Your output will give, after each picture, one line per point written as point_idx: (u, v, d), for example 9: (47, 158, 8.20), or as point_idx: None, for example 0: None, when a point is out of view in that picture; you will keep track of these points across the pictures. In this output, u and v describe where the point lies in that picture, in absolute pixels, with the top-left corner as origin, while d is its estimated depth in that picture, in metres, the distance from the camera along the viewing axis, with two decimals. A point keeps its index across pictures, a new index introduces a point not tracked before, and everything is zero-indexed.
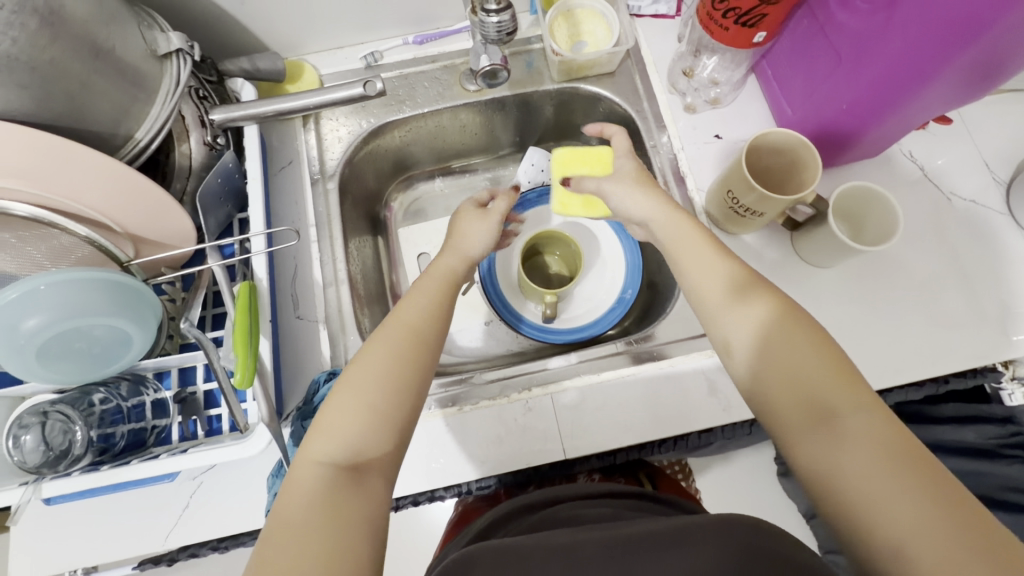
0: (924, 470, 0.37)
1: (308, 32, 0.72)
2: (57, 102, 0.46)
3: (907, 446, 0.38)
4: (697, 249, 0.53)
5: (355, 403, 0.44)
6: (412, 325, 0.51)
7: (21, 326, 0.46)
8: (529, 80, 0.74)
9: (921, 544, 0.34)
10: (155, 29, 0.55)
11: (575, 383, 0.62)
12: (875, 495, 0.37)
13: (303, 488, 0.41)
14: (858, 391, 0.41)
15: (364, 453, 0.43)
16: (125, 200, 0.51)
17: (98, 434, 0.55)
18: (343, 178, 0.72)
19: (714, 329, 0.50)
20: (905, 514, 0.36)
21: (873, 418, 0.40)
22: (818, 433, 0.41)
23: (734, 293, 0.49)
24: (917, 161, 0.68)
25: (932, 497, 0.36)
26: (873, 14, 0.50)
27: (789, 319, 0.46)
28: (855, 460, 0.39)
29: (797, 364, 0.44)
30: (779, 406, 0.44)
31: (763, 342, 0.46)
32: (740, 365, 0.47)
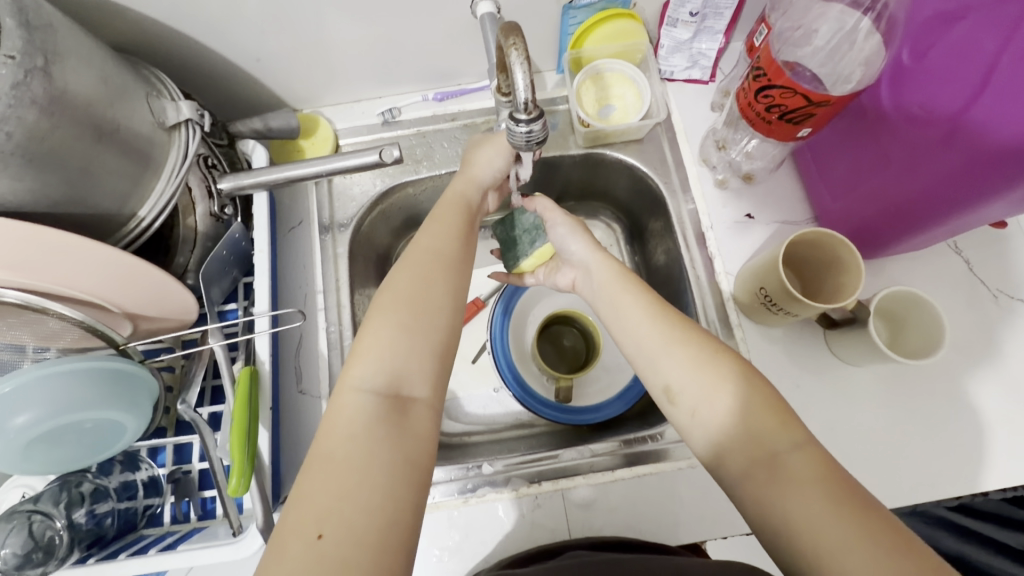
0: (866, 507, 0.36)
1: (325, 86, 0.69)
2: (56, 190, 0.44)
3: (843, 478, 0.38)
4: (632, 297, 0.50)
5: (381, 342, 0.44)
6: (432, 252, 0.51)
7: (9, 423, 0.44)
8: (553, 144, 0.71)
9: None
10: (164, 98, 0.52)
11: (588, 480, 0.59)
12: (826, 540, 0.36)
13: (345, 415, 0.41)
14: (793, 426, 0.41)
15: (404, 385, 0.43)
16: (124, 283, 0.49)
17: (87, 519, 0.52)
18: (354, 240, 0.69)
19: (653, 375, 0.47)
20: (860, 559, 0.34)
21: (810, 455, 0.39)
22: (764, 481, 0.39)
23: (675, 339, 0.46)
24: (961, 253, 0.65)
25: (877, 536, 0.35)
26: (932, 125, 0.47)
27: (727, 360, 0.44)
28: (803, 506, 0.37)
29: (740, 414, 0.42)
30: (726, 452, 0.42)
31: (701, 393, 0.44)
32: (683, 413, 0.44)
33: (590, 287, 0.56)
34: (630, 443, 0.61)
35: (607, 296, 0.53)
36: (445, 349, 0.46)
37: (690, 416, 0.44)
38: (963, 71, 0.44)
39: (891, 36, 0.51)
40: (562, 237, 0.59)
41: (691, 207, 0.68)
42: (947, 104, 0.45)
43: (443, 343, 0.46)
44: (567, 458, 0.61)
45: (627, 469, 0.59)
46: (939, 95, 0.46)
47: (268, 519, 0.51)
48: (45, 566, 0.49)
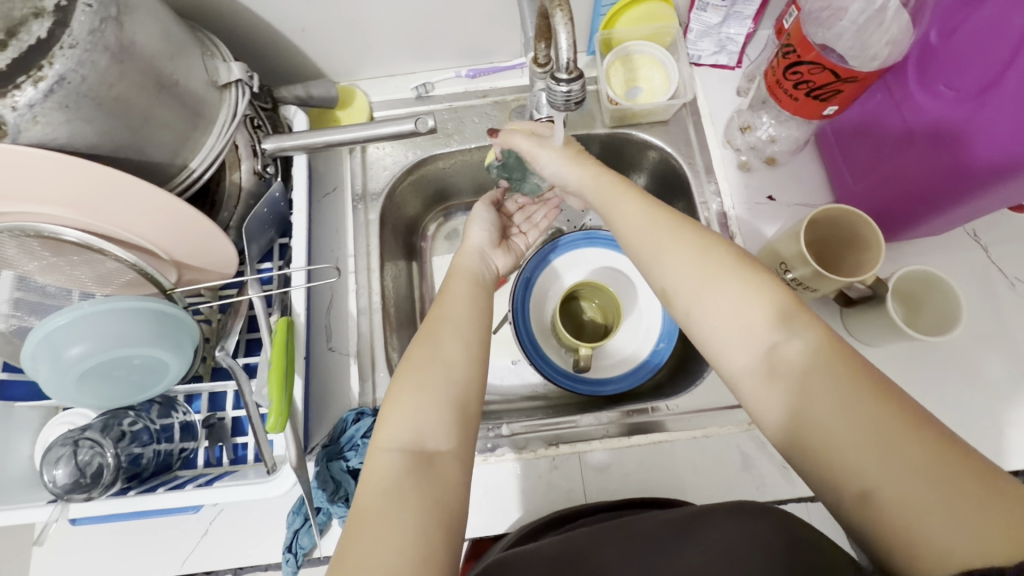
0: (876, 393, 0.37)
1: (363, 59, 0.71)
2: (119, 136, 0.46)
3: (855, 363, 0.39)
4: (626, 203, 0.53)
5: (407, 404, 0.46)
6: (452, 320, 0.53)
7: (66, 353, 0.47)
8: (581, 123, 0.72)
9: (880, 473, 0.35)
10: (217, 59, 0.55)
11: (605, 444, 0.61)
12: (835, 433, 0.37)
13: (375, 476, 0.43)
14: (801, 320, 0.42)
15: (427, 439, 0.45)
16: (173, 230, 0.51)
17: (127, 457, 0.53)
18: (384, 208, 0.72)
19: (654, 279, 0.50)
20: (864, 447, 0.36)
21: (815, 346, 0.40)
22: (770, 379, 0.41)
23: (672, 242, 0.48)
24: (981, 241, 0.66)
25: (887, 422, 0.36)
26: (960, 101, 0.48)
27: (731, 263, 0.45)
28: (810, 400, 0.39)
29: (746, 314, 0.43)
30: (733, 353, 0.43)
31: (703, 297, 0.45)
32: (685, 313, 0.47)
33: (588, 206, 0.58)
34: (628, 414, 0.62)
35: (606, 204, 0.55)
36: (463, 398, 0.48)
37: (687, 316, 0.47)
38: (989, 48, 0.45)
39: (919, 16, 0.52)
40: (555, 169, 0.60)
41: (713, 188, 0.69)
42: (976, 81, 0.47)
43: (461, 395, 0.48)
44: (585, 424, 0.62)
45: (643, 436, 0.61)
46: (968, 70, 0.47)
47: (300, 460, 0.53)
48: (90, 492, 0.51)
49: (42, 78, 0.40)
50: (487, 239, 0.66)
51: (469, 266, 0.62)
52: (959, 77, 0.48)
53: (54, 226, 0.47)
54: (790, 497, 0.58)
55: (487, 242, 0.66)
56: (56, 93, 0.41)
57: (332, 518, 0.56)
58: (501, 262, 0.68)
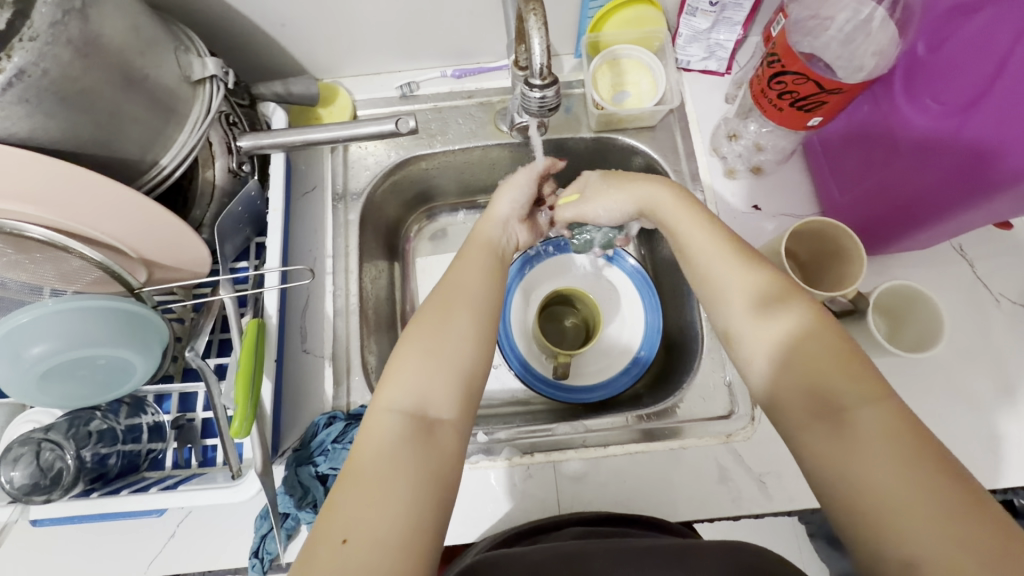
0: (943, 472, 0.35)
1: (346, 57, 0.70)
2: (85, 131, 0.45)
3: (921, 436, 0.36)
4: (694, 228, 0.52)
5: (414, 368, 0.45)
6: (471, 286, 0.51)
7: (26, 352, 0.46)
8: (566, 126, 0.71)
9: (936, 549, 0.32)
10: (191, 53, 0.53)
11: (579, 454, 0.60)
12: (884, 497, 0.35)
13: (373, 435, 0.42)
14: (868, 381, 0.40)
15: (430, 408, 0.44)
16: (142, 229, 0.50)
17: (92, 457, 0.53)
18: (365, 208, 0.70)
19: (716, 314, 0.49)
20: (921, 519, 0.33)
21: (879, 409, 0.38)
22: (826, 433, 0.39)
23: (740, 275, 0.48)
24: (966, 256, 0.65)
25: (953, 505, 0.33)
26: (947, 115, 0.47)
27: (800, 310, 0.44)
28: (864, 460, 0.36)
29: (811, 363, 0.42)
30: (788, 400, 0.42)
31: (766, 338, 0.45)
32: (747, 353, 0.46)
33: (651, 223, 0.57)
34: (643, 420, 0.63)
35: (676, 223, 0.53)
36: (471, 372, 0.46)
37: (748, 357, 0.46)
38: (979, 61, 0.44)
39: (905, 27, 0.51)
40: (609, 205, 0.60)
41: (699, 196, 0.68)
42: (964, 94, 0.46)
43: (469, 367, 0.46)
44: (561, 432, 0.62)
45: (619, 445, 0.60)
46: (958, 83, 0.46)
47: (266, 465, 0.52)
48: (49, 493, 0.49)
49: (0, 70, 0.39)
50: (516, 211, 0.61)
51: (492, 234, 0.59)
52: (948, 89, 0.47)
53: (19, 223, 0.45)
54: (765, 511, 0.57)
55: (514, 214, 0.62)
56: (15, 86, 0.39)
57: (301, 523, 0.55)
58: (524, 236, 0.64)
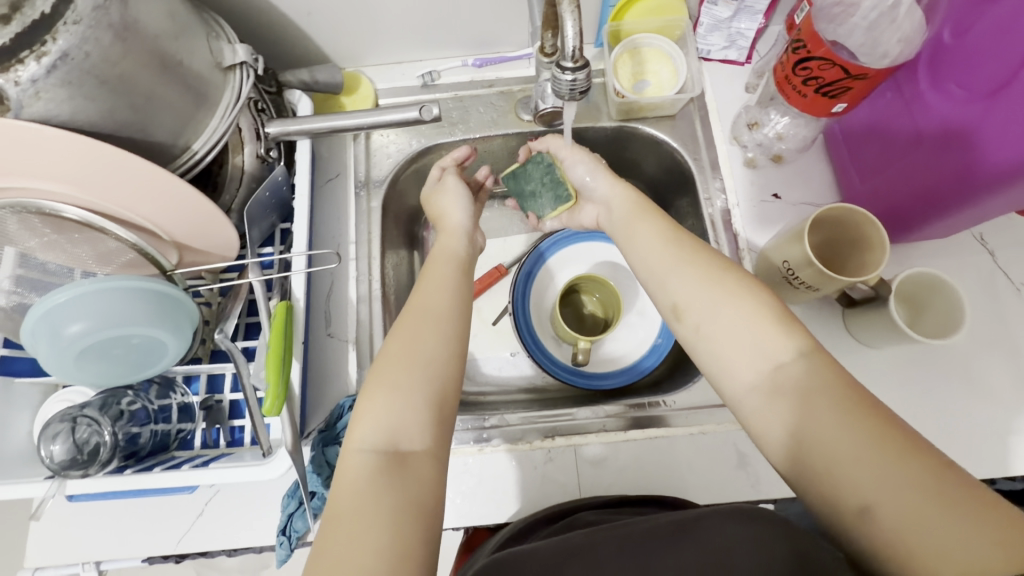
0: (873, 413, 0.38)
1: (369, 46, 0.71)
2: (122, 114, 0.46)
3: (851, 385, 0.40)
4: (644, 223, 0.55)
5: (380, 400, 0.46)
6: (434, 308, 0.52)
7: (64, 331, 0.47)
8: (587, 115, 0.72)
9: (877, 486, 0.35)
10: (222, 40, 0.54)
11: (600, 438, 0.61)
12: (832, 449, 0.37)
13: (350, 477, 0.43)
14: (803, 339, 0.43)
15: (402, 441, 0.45)
16: (173, 210, 0.51)
17: (125, 435, 0.54)
18: (387, 196, 0.71)
19: (662, 295, 0.50)
20: (859, 461, 0.36)
21: (817, 364, 0.41)
22: (772, 395, 0.42)
23: (686, 259, 0.50)
24: (987, 246, 0.65)
25: (885, 441, 0.36)
26: (970, 103, 0.47)
27: (740, 284, 0.46)
28: (811, 415, 0.39)
29: (755, 332, 0.44)
30: (736, 369, 0.44)
31: (706, 313, 0.46)
32: (691, 329, 0.47)
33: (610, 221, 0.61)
34: (632, 408, 0.63)
35: (630, 220, 0.58)
36: (439, 398, 0.47)
37: (694, 331, 0.47)
38: (1002, 49, 0.44)
39: (933, 14, 0.51)
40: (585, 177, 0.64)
41: (719, 185, 0.68)
42: (989, 81, 0.46)
43: (437, 392, 0.47)
44: (580, 417, 0.63)
45: (639, 431, 0.61)
46: (980, 72, 0.47)
47: (295, 444, 0.54)
48: (86, 468, 0.52)
49: (46, 53, 0.40)
50: (470, 220, 0.65)
51: (455, 249, 0.61)
52: (971, 77, 0.47)
53: (54, 204, 0.47)
54: (784, 496, 0.58)
55: (470, 222, 0.65)
56: (59, 69, 0.40)
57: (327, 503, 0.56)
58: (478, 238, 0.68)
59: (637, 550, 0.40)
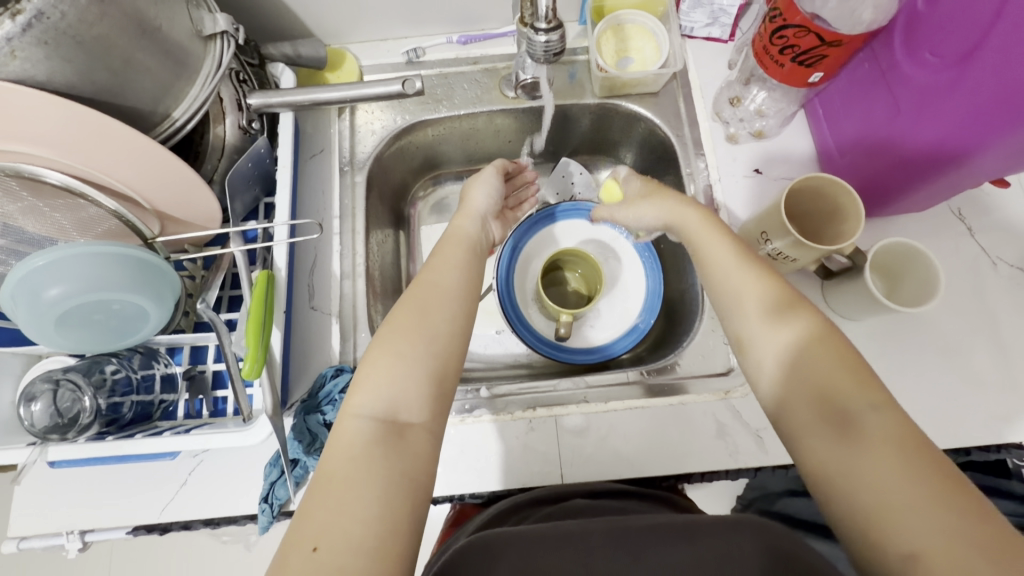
0: (941, 480, 0.36)
1: (353, 22, 0.71)
2: (99, 77, 0.46)
3: (921, 444, 0.38)
4: (714, 235, 0.53)
5: (387, 371, 0.46)
6: (443, 286, 0.53)
7: (43, 294, 0.47)
8: (570, 92, 0.72)
9: (932, 544, 0.34)
10: (202, 9, 0.54)
11: (580, 408, 0.61)
12: (889, 504, 0.36)
13: (343, 441, 0.43)
14: (874, 391, 0.41)
15: (402, 412, 0.45)
16: (151, 176, 0.51)
17: (107, 403, 0.55)
18: (372, 172, 0.72)
19: (728, 322, 0.50)
20: (916, 522, 0.35)
21: (887, 417, 0.39)
22: (833, 438, 0.40)
23: (754, 282, 0.49)
24: (965, 220, 0.66)
25: (949, 506, 0.35)
26: (943, 69, 0.48)
27: (809, 320, 0.45)
28: (871, 464, 0.38)
29: (823, 372, 0.43)
30: (795, 408, 0.43)
31: (772, 347, 0.46)
32: (754, 361, 0.47)
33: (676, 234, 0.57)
34: (648, 376, 0.63)
35: (699, 234, 0.54)
36: (440, 372, 0.48)
37: (756, 362, 0.47)
38: (977, 13, 0.44)
39: None
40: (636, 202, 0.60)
41: (702, 162, 0.68)
42: (959, 46, 0.46)
43: (439, 369, 0.48)
44: (563, 389, 0.64)
45: (620, 401, 0.62)
46: (950, 38, 0.47)
47: (276, 409, 0.54)
48: (65, 433, 0.52)
49: (20, 11, 0.40)
50: (489, 206, 0.66)
51: (468, 229, 0.62)
52: (944, 43, 0.48)
53: (34, 167, 0.46)
54: (762, 465, 0.59)
55: (488, 209, 0.66)
56: (34, 28, 0.40)
57: (310, 471, 0.56)
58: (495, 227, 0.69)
59: (628, 539, 0.37)
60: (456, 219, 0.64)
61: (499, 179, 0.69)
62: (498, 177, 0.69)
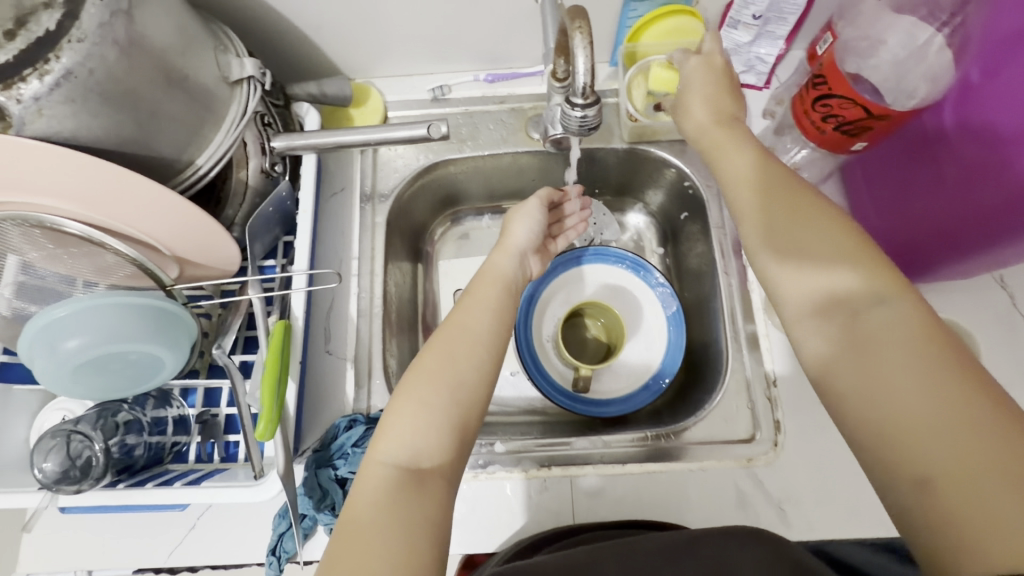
0: (956, 376, 0.36)
1: (380, 58, 0.70)
2: (125, 130, 0.45)
3: (939, 343, 0.38)
4: (730, 140, 0.53)
5: (421, 419, 0.45)
6: (472, 336, 0.51)
7: (62, 346, 0.47)
8: (598, 137, 0.71)
9: (939, 437, 0.34)
10: (230, 54, 0.54)
11: (597, 469, 0.60)
12: (898, 399, 0.37)
13: (367, 492, 0.42)
14: (892, 288, 0.40)
15: (423, 459, 0.44)
16: (172, 227, 0.50)
17: (119, 448, 0.54)
18: (393, 212, 0.71)
19: (748, 232, 0.49)
20: (925, 415, 0.35)
21: (903, 315, 0.39)
22: (844, 338, 0.41)
23: (773, 193, 0.48)
24: (1007, 288, 0.63)
25: (959, 402, 0.35)
26: (995, 145, 0.45)
27: (830, 227, 0.45)
28: (883, 361, 0.38)
29: (834, 271, 0.43)
30: (808, 313, 0.43)
31: (790, 249, 0.45)
32: (772, 268, 0.47)
33: (691, 139, 0.57)
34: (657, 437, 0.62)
35: (718, 145, 0.53)
36: (462, 423, 0.46)
37: (773, 270, 0.46)
38: None
39: (963, 52, 0.48)
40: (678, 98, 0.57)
41: None
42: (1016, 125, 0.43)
43: (461, 420, 0.46)
44: (579, 447, 0.62)
45: (638, 465, 0.60)
46: (1007, 112, 0.44)
47: (287, 466, 0.53)
48: (80, 484, 0.51)
49: (49, 71, 0.39)
50: (530, 243, 0.64)
51: (506, 266, 0.60)
52: (998, 119, 0.45)
53: (57, 218, 0.46)
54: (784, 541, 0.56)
55: (528, 245, 0.65)
56: (62, 87, 0.40)
57: (318, 523, 0.55)
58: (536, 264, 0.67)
59: None
60: (493, 254, 0.63)
61: (543, 212, 0.67)
62: (543, 208, 0.68)
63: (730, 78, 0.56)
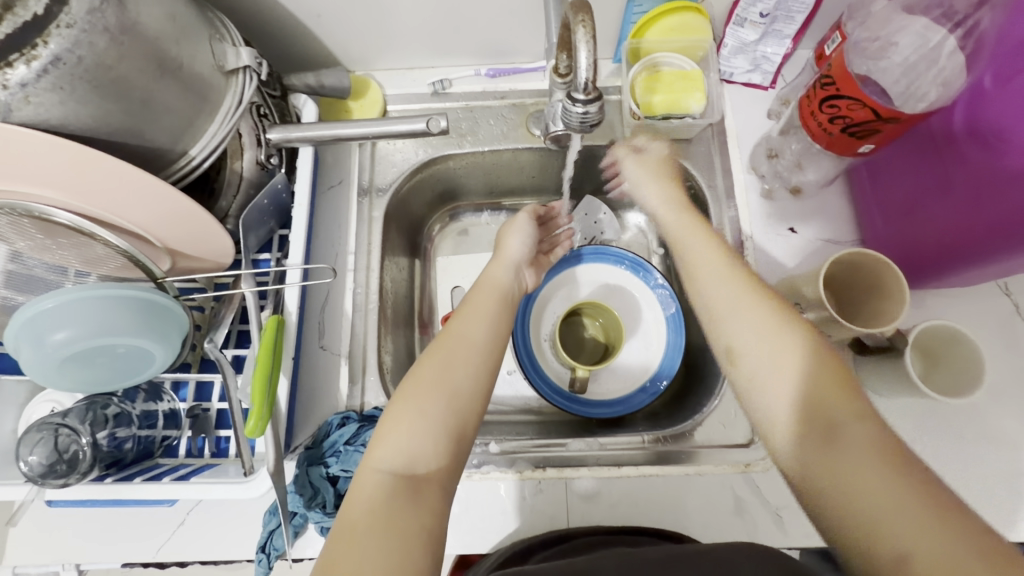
0: (925, 491, 0.36)
1: (380, 50, 0.69)
2: (115, 118, 0.44)
3: (904, 457, 0.38)
4: (701, 241, 0.54)
5: (416, 425, 0.44)
6: (471, 341, 0.51)
7: (49, 338, 0.46)
8: (600, 134, 0.70)
9: (924, 549, 0.33)
10: (226, 43, 0.52)
11: (592, 471, 0.59)
12: (876, 511, 0.36)
13: (361, 496, 0.41)
14: (857, 401, 0.41)
15: (419, 463, 0.43)
16: (163, 218, 0.49)
17: (107, 440, 0.53)
18: (390, 207, 0.70)
19: (717, 336, 0.49)
20: (907, 530, 0.34)
21: (871, 427, 0.39)
22: (818, 445, 0.40)
23: (741, 295, 0.49)
24: (1012, 295, 0.62)
25: (933, 518, 0.34)
26: (1008, 152, 0.45)
27: (797, 336, 0.45)
28: (857, 474, 0.37)
29: (805, 380, 0.43)
30: (783, 419, 0.43)
31: (761, 358, 0.45)
32: (743, 376, 0.46)
33: (659, 231, 0.59)
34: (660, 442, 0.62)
35: (681, 234, 0.56)
36: (458, 427, 0.46)
37: (747, 378, 0.45)
38: None
39: (975, 59, 0.48)
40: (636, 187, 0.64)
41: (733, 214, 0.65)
42: None
43: (456, 424, 0.46)
44: (574, 449, 0.62)
45: (634, 467, 0.59)
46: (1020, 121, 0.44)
47: (278, 464, 0.52)
48: (67, 478, 0.50)
49: (37, 57, 0.38)
50: (524, 254, 0.63)
51: (502, 278, 0.60)
52: (1011, 127, 0.44)
53: (45, 206, 0.45)
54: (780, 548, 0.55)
55: (522, 256, 0.64)
56: (50, 73, 0.39)
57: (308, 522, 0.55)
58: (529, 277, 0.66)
59: None
60: (490, 265, 0.62)
61: (533, 224, 0.67)
62: (532, 222, 0.67)
63: (675, 172, 0.64)
